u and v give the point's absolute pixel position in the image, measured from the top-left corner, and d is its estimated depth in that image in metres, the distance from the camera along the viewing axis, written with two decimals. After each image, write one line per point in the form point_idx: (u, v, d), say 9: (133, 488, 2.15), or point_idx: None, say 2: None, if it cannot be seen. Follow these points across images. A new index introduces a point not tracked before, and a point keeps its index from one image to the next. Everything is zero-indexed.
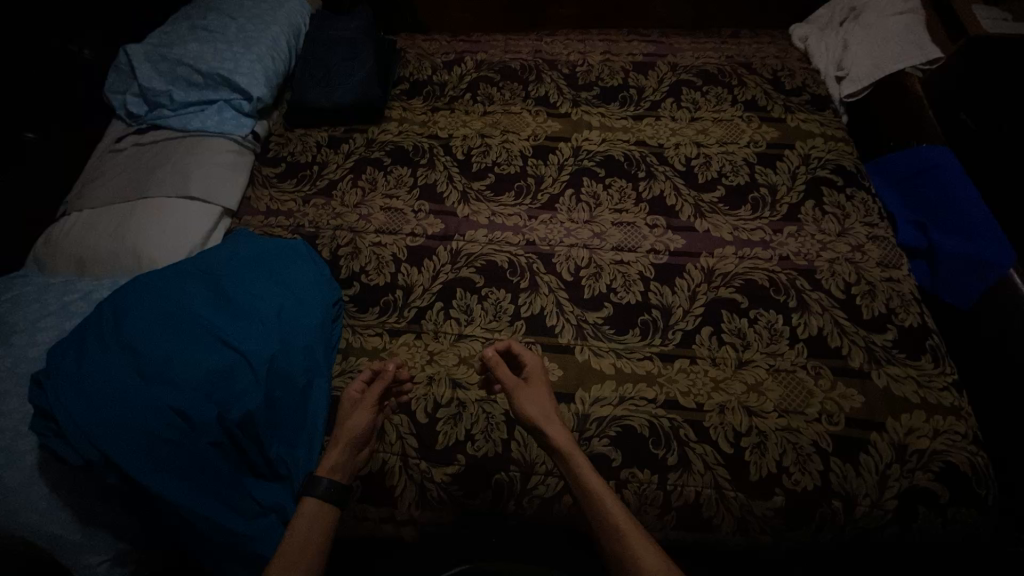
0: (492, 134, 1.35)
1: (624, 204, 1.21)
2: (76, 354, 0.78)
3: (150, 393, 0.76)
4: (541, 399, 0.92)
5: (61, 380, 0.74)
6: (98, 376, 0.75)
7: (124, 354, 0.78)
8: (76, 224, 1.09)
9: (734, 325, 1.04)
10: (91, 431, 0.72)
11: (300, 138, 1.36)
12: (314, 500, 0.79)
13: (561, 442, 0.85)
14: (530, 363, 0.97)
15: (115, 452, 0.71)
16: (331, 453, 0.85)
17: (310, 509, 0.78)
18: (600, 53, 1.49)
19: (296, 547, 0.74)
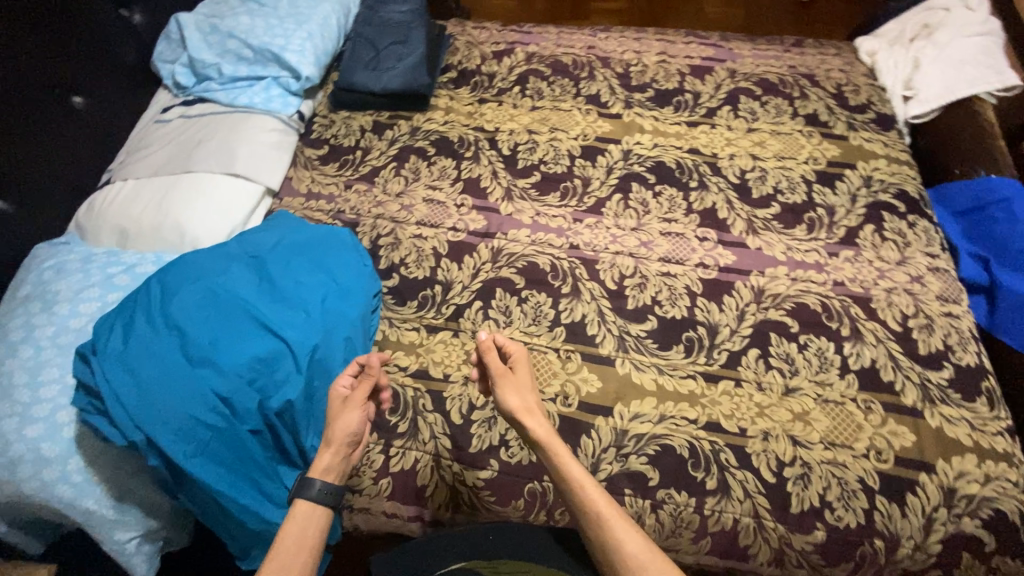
0: (541, 130, 1.31)
1: (673, 213, 1.17)
2: (121, 330, 0.76)
3: (195, 378, 0.75)
4: (523, 388, 0.84)
5: (108, 357, 0.74)
6: (144, 356, 0.75)
7: (170, 335, 0.77)
8: (119, 194, 1.08)
9: (783, 350, 1.01)
10: (137, 412, 0.72)
11: (344, 121, 1.33)
12: (305, 501, 0.70)
13: (542, 433, 0.79)
14: (515, 351, 0.89)
15: (160, 435, 0.71)
16: (323, 454, 0.74)
17: (301, 513, 0.69)
18: (656, 54, 1.44)
19: (289, 547, 0.65)
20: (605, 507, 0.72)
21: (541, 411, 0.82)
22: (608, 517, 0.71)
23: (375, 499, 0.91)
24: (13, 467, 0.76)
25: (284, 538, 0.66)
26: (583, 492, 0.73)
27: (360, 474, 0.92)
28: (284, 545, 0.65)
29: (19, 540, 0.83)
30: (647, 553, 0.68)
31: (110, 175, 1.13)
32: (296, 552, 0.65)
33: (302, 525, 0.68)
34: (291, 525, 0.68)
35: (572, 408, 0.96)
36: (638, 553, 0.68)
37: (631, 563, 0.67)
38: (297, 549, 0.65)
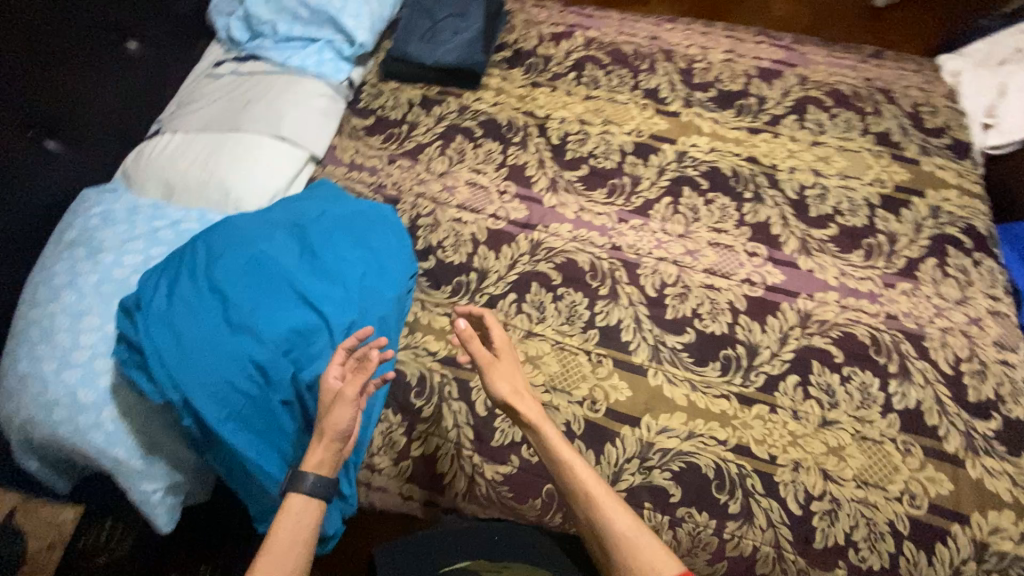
0: (593, 121, 1.26)
1: (724, 223, 1.12)
2: (166, 288, 0.77)
3: (233, 344, 0.76)
4: (512, 374, 0.85)
5: (152, 314, 0.75)
6: (187, 317, 0.76)
7: (212, 298, 0.78)
8: (167, 146, 1.07)
9: (823, 380, 0.97)
10: (174, 372, 0.73)
11: (393, 92, 1.30)
12: (300, 495, 0.68)
13: (534, 417, 0.81)
14: (498, 337, 0.89)
15: (195, 397, 0.72)
16: (318, 444, 0.72)
17: (297, 506, 0.67)
18: (722, 52, 1.37)
19: (284, 542, 0.64)
20: (592, 484, 0.74)
21: (531, 395, 0.84)
22: (597, 495, 0.73)
23: (394, 480, 0.92)
24: (49, 409, 0.78)
25: (276, 534, 0.64)
26: (572, 473, 0.75)
27: (382, 453, 0.93)
28: (278, 539, 0.64)
29: (45, 478, 0.85)
30: (637, 531, 0.70)
31: (159, 126, 1.12)
32: (287, 552, 0.63)
33: (294, 518, 0.66)
34: (284, 520, 0.66)
35: (599, 414, 0.94)
36: (627, 531, 0.70)
37: (622, 540, 0.69)
38: (288, 547, 0.63)
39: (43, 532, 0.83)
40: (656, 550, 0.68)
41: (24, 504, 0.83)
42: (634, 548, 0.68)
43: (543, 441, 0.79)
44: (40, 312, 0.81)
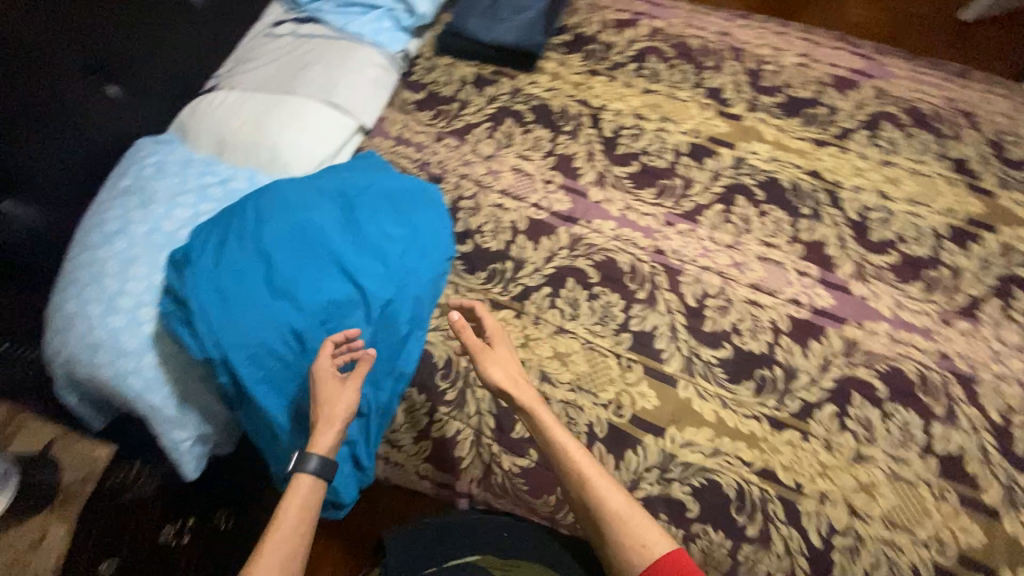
0: (649, 117, 1.21)
1: (776, 238, 1.07)
2: (215, 248, 0.80)
3: (274, 309, 0.78)
4: (506, 361, 0.88)
5: (200, 272, 0.78)
6: (233, 278, 0.78)
7: (256, 262, 0.80)
8: (222, 102, 1.07)
9: (862, 414, 0.93)
10: (215, 330, 0.75)
11: (447, 68, 1.28)
12: (306, 476, 0.71)
13: (528, 402, 0.84)
14: (490, 324, 0.92)
15: (234, 357, 0.75)
16: (325, 429, 0.74)
17: (302, 489, 0.70)
18: (796, 55, 1.29)
19: (294, 518, 0.68)
20: (587, 468, 0.79)
21: (525, 379, 0.87)
22: (590, 476, 0.78)
23: (412, 458, 0.93)
24: (93, 350, 0.80)
25: (282, 517, 0.67)
26: (569, 457, 0.80)
27: (403, 430, 0.93)
28: (289, 515, 0.68)
29: (84, 413, 0.90)
30: (627, 508, 0.76)
31: (216, 82, 1.13)
32: (293, 534, 0.66)
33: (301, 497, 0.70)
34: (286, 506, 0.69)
35: (623, 419, 0.92)
36: (619, 509, 0.76)
37: (614, 517, 0.75)
38: (291, 531, 0.66)
39: (79, 464, 0.84)
40: (645, 527, 0.75)
41: (63, 438, 0.86)
42: (625, 525, 0.75)
43: (537, 423, 0.83)
44: (91, 256, 0.84)
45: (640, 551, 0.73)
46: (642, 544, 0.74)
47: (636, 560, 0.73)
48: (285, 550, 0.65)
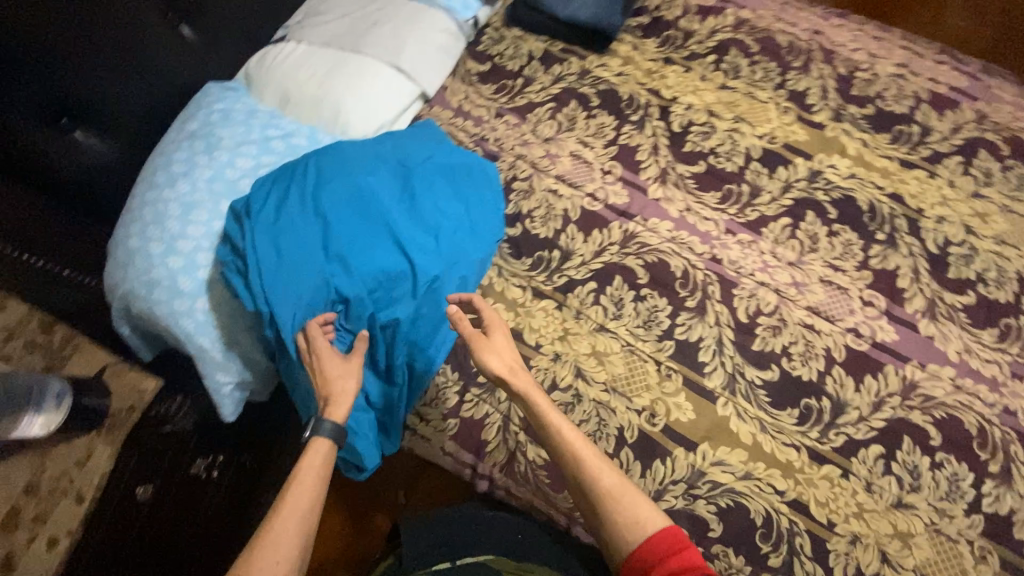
0: (723, 115, 1.14)
1: (844, 261, 1.00)
2: (275, 202, 0.80)
3: (326, 271, 0.79)
4: (503, 351, 0.81)
5: (259, 224, 0.78)
6: (290, 235, 0.79)
7: (314, 221, 0.80)
8: (290, 55, 1.06)
9: (910, 460, 0.87)
10: (268, 283, 0.76)
11: (515, 41, 1.23)
12: (323, 441, 0.70)
13: (524, 389, 0.78)
14: (489, 313, 0.84)
15: (283, 313, 0.76)
16: (337, 405, 0.73)
17: (323, 450, 0.70)
18: (893, 64, 1.18)
19: (316, 474, 0.68)
20: (584, 449, 0.76)
21: (523, 366, 0.82)
22: (585, 455, 0.75)
23: (437, 434, 0.93)
24: (150, 288, 0.82)
25: (301, 473, 0.67)
26: (565, 438, 0.76)
27: (432, 405, 0.93)
28: (309, 473, 0.67)
29: (133, 344, 0.91)
30: (620, 484, 0.74)
31: (285, 33, 1.12)
32: (310, 484, 0.66)
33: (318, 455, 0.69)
34: (305, 460, 0.69)
35: (656, 428, 0.90)
36: (612, 486, 0.74)
37: (608, 495, 0.74)
38: (309, 486, 0.66)
39: (126, 395, 1.02)
40: (639, 506, 0.73)
41: (113, 367, 0.99)
42: (620, 503, 0.73)
43: (533, 409, 0.78)
44: (155, 195, 0.85)
45: (634, 526, 0.72)
46: (636, 521, 0.72)
47: (630, 538, 0.72)
48: (303, 504, 0.64)
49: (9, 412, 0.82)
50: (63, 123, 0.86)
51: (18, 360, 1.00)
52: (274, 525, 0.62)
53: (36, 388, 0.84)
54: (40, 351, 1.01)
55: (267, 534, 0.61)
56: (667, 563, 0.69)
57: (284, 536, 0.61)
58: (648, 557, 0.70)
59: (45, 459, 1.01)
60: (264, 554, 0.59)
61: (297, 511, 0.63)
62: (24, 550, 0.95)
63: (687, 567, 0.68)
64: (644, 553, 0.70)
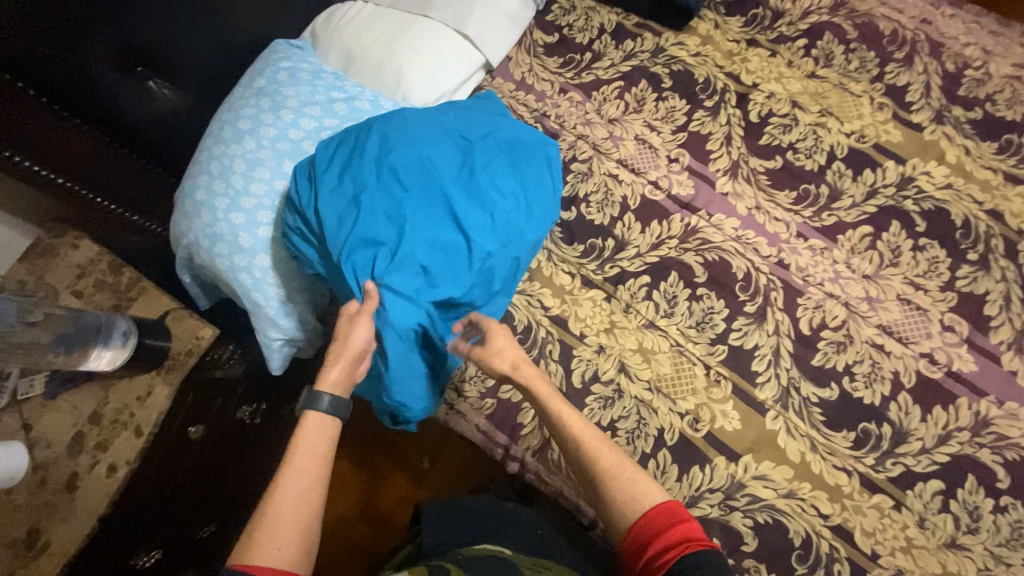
0: (808, 108, 1.04)
1: (927, 280, 0.92)
2: (339, 165, 0.80)
3: (384, 237, 0.77)
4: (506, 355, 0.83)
5: (323, 185, 0.78)
6: (351, 199, 0.78)
7: (374, 189, 0.79)
8: (357, 14, 1.04)
9: (972, 500, 0.81)
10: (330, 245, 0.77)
11: (586, 11, 1.15)
12: (317, 413, 0.70)
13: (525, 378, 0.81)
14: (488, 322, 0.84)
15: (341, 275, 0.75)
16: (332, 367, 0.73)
17: (315, 424, 0.69)
18: (1011, 64, 1.05)
19: (308, 450, 0.67)
20: (586, 435, 0.74)
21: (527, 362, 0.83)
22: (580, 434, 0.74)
23: (474, 413, 0.93)
24: (213, 241, 0.84)
25: (296, 449, 0.66)
26: (567, 424, 0.75)
27: (472, 382, 0.93)
28: (300, 449, 0.66)
29: (193, 292, 0.94)
30: (616, 464, 0.71)
31: None
32: (304, 459, 0.66)
33: (313, 430, 0.69)
34: (300, 438, 0.68)
35: (698, 434, 0.87)
36: (608, 467, 0.71)
37: (603, 473, 0.70)
38: (309, 466, 0.65)
39: (185, 338, 0.95)
40: (634, 480, 0.69)
41: (176, 312, 0.97)
42: (614, 482, 0.69)
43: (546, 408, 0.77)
44: (222, 150, 0.86)
45: (631, 504, 0.68)
46: (632, 497, 0.68)
47: (627, 514, 0.67)
48: (293, 482, 0.63)
49: (78, 347, 0.85)
50: (137, 71, 0.86)
51: (87, 297, 0.94)
52: (271, 511, 0.62)
53: (108, 325, 0.87)
54: (108, 290, 0.95)
55: (272, 521, 0.61)
56: (665, 536, 0.64)
57: (284, 523, 0.61)
58: (642, 534, 0.66)
59: (109, 393, 0.90)
60: (266, 542, 0.60)
61: (296, 495, 0.63)
62: (86, 475, 0.84)
63: (687, 539, 0.63)
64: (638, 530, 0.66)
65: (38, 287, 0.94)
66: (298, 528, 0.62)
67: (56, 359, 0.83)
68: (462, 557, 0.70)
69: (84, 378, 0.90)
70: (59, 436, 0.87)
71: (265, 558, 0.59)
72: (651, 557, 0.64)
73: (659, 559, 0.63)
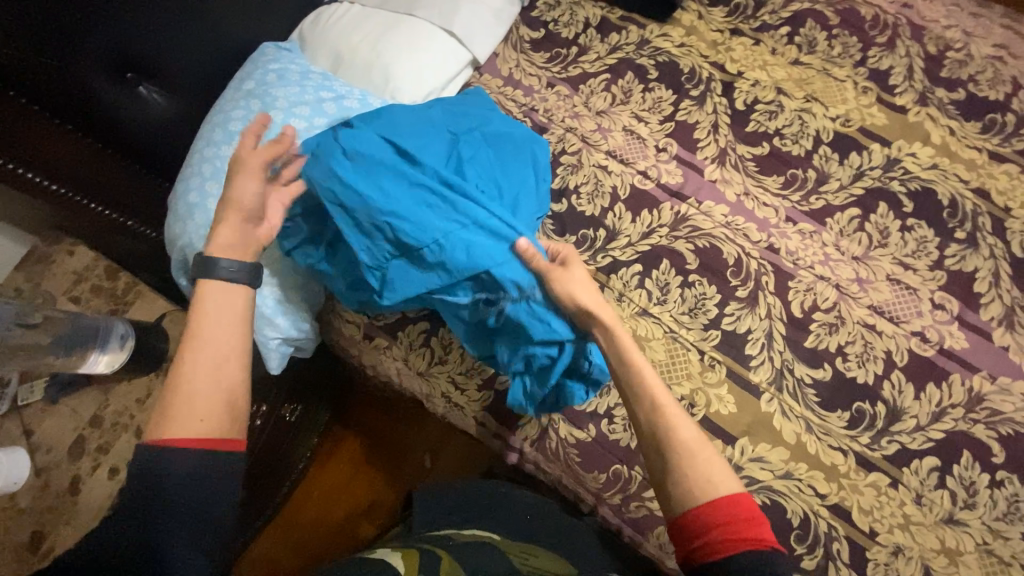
0: (793, 94, 1.05)
1: (916, 259, 0.93)
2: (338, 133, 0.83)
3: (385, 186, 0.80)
4: (585, 283, 0.80)
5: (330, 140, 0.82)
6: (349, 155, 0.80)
7: (374, 149, 0.81)
8: (344, 15, 1.05)
9: (968, 476, 0.82)
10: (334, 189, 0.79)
11: (572, 6, 1.17)
12: (217, 280, 0.65)
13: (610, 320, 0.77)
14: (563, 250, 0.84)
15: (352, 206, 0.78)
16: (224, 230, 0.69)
17: (218, 290, 0.65)
18: (992, 45, 1.06)
19: (220, 316, 0.64)
20: (664, 397, 0.69)
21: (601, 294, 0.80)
22: (664, 405, 0.68)
23: (471, 404, 0.93)
24: (207, 242, 0.84)
25: (201, 316, 0.63)
26: (642, 380, 0.71)
27: (469, 375, 0.93)
28: (204, 320, 0.62)
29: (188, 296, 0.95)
30: (700, 443, 0.66)
31: None
32: (210, 322, 0.63)
33: (216, 303, 0.64)
34: (201, 312, 0.63)
35: (694, 419, 0.87)
36: (690, 446, 0.65)
37: (683, 448, 0.65)
38: (217, 333, 0.62)
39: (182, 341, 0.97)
40: (714, 464, 0.64)
41: (173, 315, 0.98)
42: (691, 460, 0.64)
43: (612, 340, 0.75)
44: (213, 152, 0.87)
45: (706, 487, 0.62)
46: (709, 480, 0.63)
47: (694, 495, 0.62)
48: (200, 353, 0.60)
49: (77, 349, 0.84)
50: (127, 77, 0.87)
51: (86, 303, 0.98)
52: (179, 383, 0.59)
53: (105, 329, 0.87)
54: (105, 295, 1.01)
55: (180, 395, 0.58)
56: (737, 526, 0.59)
57: (192, 394, 0.58)
58: (711, 519, 0.60)
59: (110, 396, 0.92)
60: (175, 413, 0.57)
61: (205, 369, 0.59)
62: (89, 478, 0.85)
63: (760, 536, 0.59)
64: (712, 514, 0.60)
65: (36, 294, 0.99)
66: (214, 397, 0.59)
67: (57, 360, 0.82)
68: (452, 544, 0.70)
69: (84, 382, 0.91)
70: (59, 440, 0.88)
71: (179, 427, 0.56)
72: (715, 540, 0.59)
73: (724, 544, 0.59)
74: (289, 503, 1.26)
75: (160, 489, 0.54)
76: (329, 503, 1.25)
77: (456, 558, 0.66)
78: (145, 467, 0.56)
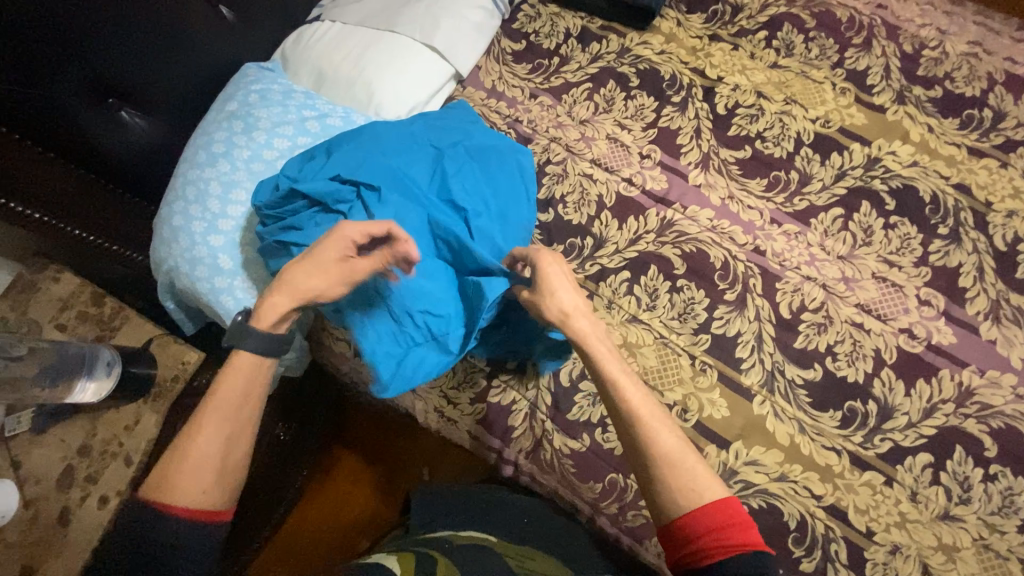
0: (773, 97, 1.07)
1: (901, 256, 0.94)
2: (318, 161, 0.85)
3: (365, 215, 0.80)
4: (564, 287, 0.74)
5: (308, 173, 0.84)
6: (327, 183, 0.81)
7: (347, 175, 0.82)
8: (325, 34, 1.05)
9: (961, 471, 0.82)
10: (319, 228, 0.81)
11: (552, 17, 1.18)
12: (245, 353, 0.67)
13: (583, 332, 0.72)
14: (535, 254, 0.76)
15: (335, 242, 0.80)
16: (276, 294, 0.69)
17: (244, 367, 0.66)
18: (966, 42, 1.08)
19: (233, 398, 0.65)
20: (641, 406, 0.67)
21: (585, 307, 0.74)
22: (644, 416, 0.66)
23: (465, 417, 0.93)
24: (194, 265, 0.84)
25: (220, 394, 0.64)
26: (622, 394, 0.68)
27: (461, 388, 0.93)
28: (222, 397, 0.64)
29: (178, 319, 0.94)
30: (682, 450, 0.65)
31: (320, 13, 1.11)
32: (229, 403, 0.64)
33: (237, 385, 0.65)
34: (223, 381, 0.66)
35: (687, 424, 0.87)
36: (672, 455, 0.64)
37: (665, 459, 0.64)
38: (231, 412, 0.64)
39: (171, 364, 0.96)
40: (697, 471, 0.63)
41: (161, 337, 0.98)
42: (675, 470, 0.63)
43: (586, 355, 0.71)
44: (197, 175, 0.86)
45: (690, 496, 0.62)
46: (693, 488, 0.62)
47: (680, 506, 0.62)
48: (209, 435, 0.62)
49: (63, 380, 0.86)
50: (109, 103, 0.87)
51: (71, 330, 0.95)
52: (187, 454, 0.61)
53: (91, 356, 0.88)
54: (91, 322, 0.97)
55: (182, 460, 0.60)
56: (718, 534, 0.60)
57: (196, 462, 0.61)
58: (695, 528, 0.61)
59: (97, 424, 0.90)
60: (176, 479, 0.60)
61: (212, 450, 0.62)
62: (78, 508, 0.84)
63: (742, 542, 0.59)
64: (696, 523, 0.61)
65: (22, 323, 0.94)
66: (213, 467, 0.61)
67: (44, 392, 0.84)
68: (448, 546, 0.69)
69: (71, 411, 0.89)
70: (48, 472, 0.86)
71: (175, 496, 0.59)
72: (698, 549, 0.60)
73: (706, 553, 0.59)
74: (288, 522, 1.24)
75: (143, 544, 0.57)
76: (327, 523, 1.24)
77: (453, 561, 0.65)
78: (140, 532, 0.58)
